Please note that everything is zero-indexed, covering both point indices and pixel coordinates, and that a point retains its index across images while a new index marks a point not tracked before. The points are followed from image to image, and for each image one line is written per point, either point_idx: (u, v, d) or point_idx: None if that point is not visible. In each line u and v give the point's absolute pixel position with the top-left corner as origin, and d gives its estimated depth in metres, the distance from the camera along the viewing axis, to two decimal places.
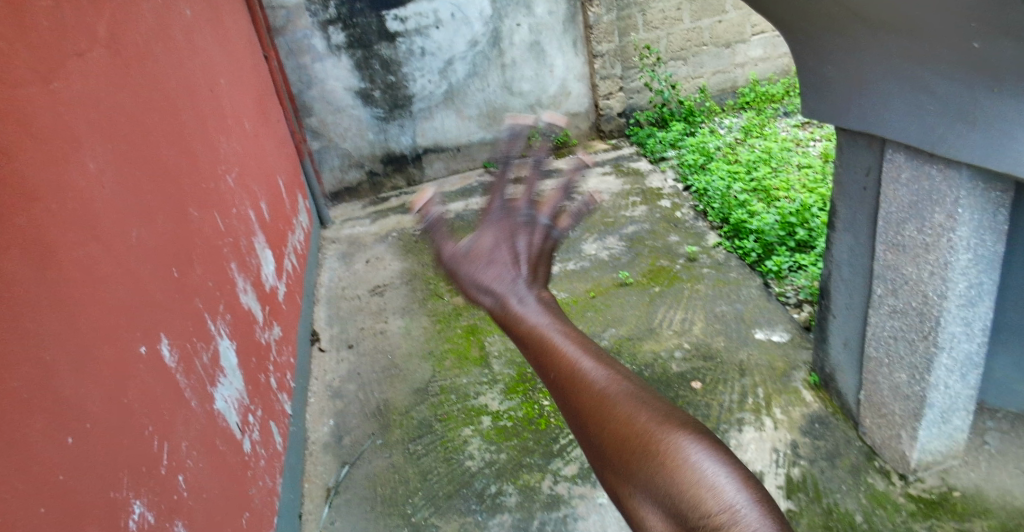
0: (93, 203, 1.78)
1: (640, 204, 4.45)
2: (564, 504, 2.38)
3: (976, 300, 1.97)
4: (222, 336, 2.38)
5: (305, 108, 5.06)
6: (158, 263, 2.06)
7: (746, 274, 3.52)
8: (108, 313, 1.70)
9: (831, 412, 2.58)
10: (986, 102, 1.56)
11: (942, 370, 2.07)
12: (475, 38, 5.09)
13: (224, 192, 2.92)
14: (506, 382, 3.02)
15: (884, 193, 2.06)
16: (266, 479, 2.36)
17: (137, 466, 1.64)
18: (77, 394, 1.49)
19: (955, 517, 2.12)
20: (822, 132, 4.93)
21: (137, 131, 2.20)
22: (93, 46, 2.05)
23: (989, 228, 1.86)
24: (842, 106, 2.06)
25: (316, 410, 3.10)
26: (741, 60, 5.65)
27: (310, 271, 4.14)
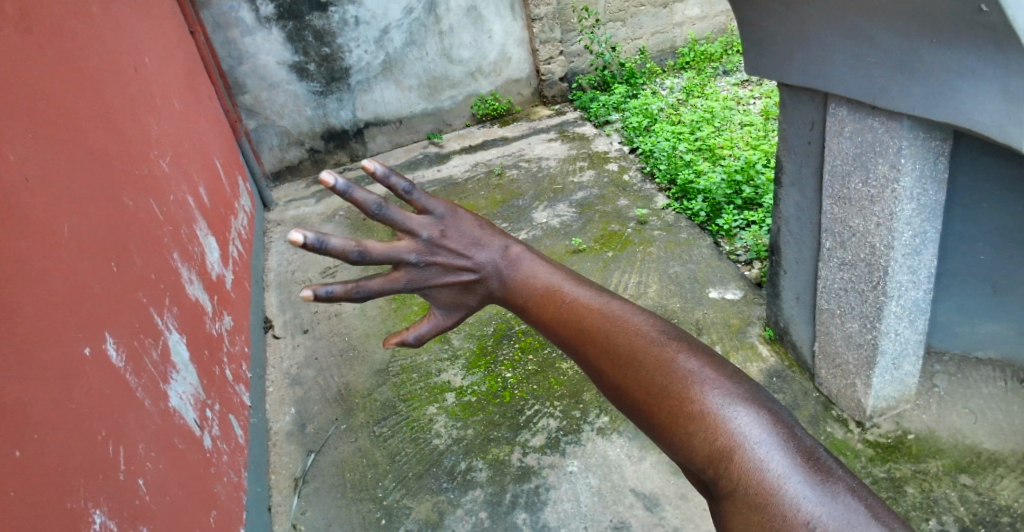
0: (17, 196, 1.66)
1: (588, 170, 4.45)
2: (535, 475, 2.40)
3: (920, 248, 2.04)
4: (171, 330, 2.28)
5: (237, 85, 4.84)
6: (95, 257, 1.95)
7: (696, 233, 3.57)
8: (45, 315, 1.59)
9: (787, 366, 2.66)
10: (926, 50, 1.60)
11: (892, 317, 2.15)
12: (410, 5, 4.94)
13: (159, 179, 2.77)
14: (468, 356, 3.00)
15: (829, 147, 2.10)
16: (230, 475, 2.30)
17: (93, 472, 1.56)
18: (21, 405, 1.40)
19: (910, 459, 2.23)
20: (762, 89, 5.00)
21: (60, 119, 2.05)
22: (4, 27, 1.89)
23: (930, 177, 1.91)
24: (785, 63, 2.07)
25: (276, 398, 3.02)
26: (679, 20, 5.66)
27: (257, 256, 4.01)
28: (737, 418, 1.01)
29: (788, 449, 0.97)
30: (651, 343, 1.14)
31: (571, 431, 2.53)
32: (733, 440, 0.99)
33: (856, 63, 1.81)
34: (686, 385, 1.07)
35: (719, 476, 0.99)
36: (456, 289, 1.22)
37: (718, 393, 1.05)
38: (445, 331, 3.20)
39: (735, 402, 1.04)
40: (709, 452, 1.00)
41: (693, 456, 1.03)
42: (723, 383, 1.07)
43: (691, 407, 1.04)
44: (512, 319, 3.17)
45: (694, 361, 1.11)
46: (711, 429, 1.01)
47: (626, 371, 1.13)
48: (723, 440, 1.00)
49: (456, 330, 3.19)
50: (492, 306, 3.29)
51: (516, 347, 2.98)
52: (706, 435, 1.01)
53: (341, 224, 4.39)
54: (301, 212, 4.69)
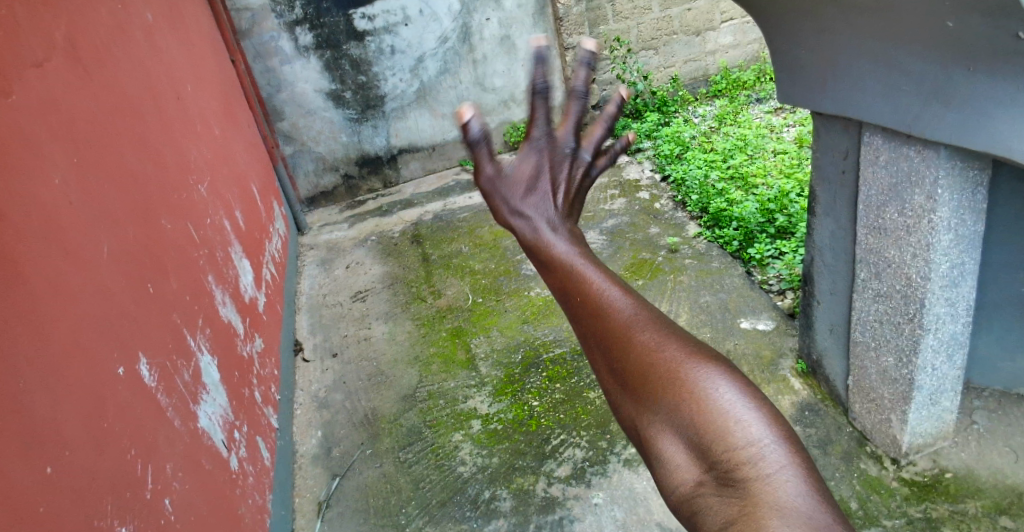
0: (60, 219, 1.73)
1: (618, 197, 4.45)
2: (559, 506, 2.37)
3: (959, 280, 1.99)
4: (203, 351, 2.33)
5: (276, 112, 4.99)
6: (132, 279, 2.00)
7: (728, 262, 3.53)
8: (82, 335, 1.64)
9: (820, 399, 2.60)
10: (963, 78, 1.57)
11: (929, 352, 2.08)
12: (445, 34, 5.04)
13: (197, 203, 2.85)
14: (495, 384, 2.99)
15: (863, 177, 2.07)
16: (256, 496, 2.32)
17: (121, 491, 1.59)
18: (53, 421, 1.44)
19: (948, 500, 2.14)
20: (797, 117, 4.96)
21: (104, 145, 2.13)
22: (54, 58, 1.99)
23: (969, 208, 1.87)
24: (816, 91, 2.06)
25: (303, 421, 3.05)
26: (712, 48, 5.67)
27: (290, 279, 4.08)
28: (753, 419, 0.84)
29: (804, 474, 0.80)
30: (666, 327, 0.96)
31: (596, 462, 2.49)
32: (744, 443, 0.81)
33: (891, 90, 1.79)
34: (699, 372, 0.89)
35: (717, 483, 0.81)
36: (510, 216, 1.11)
37: (732, 383, 0.87)
38: (472, 358, 3.20)
39: (751, 402, 0.86)
40: (715, 453, 0.82)
41: (693, 454, 0.84)
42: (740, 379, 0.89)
43: (700, 400, 0.86)
44: (540, 346, 3.16)
45: (708, 354, 0.93)
46: (721, 425, 0.83)
47: (628, 349, 0.94)
48: (731, 438, 0.82)
49: (483, 357, 3.19)
50: (520, 333, 3.29)
51: (543, 376, 2.96)
52: (710, 429, 0.84)
53: (373, 249, 4.45)
54: (333, 237, 4.77)
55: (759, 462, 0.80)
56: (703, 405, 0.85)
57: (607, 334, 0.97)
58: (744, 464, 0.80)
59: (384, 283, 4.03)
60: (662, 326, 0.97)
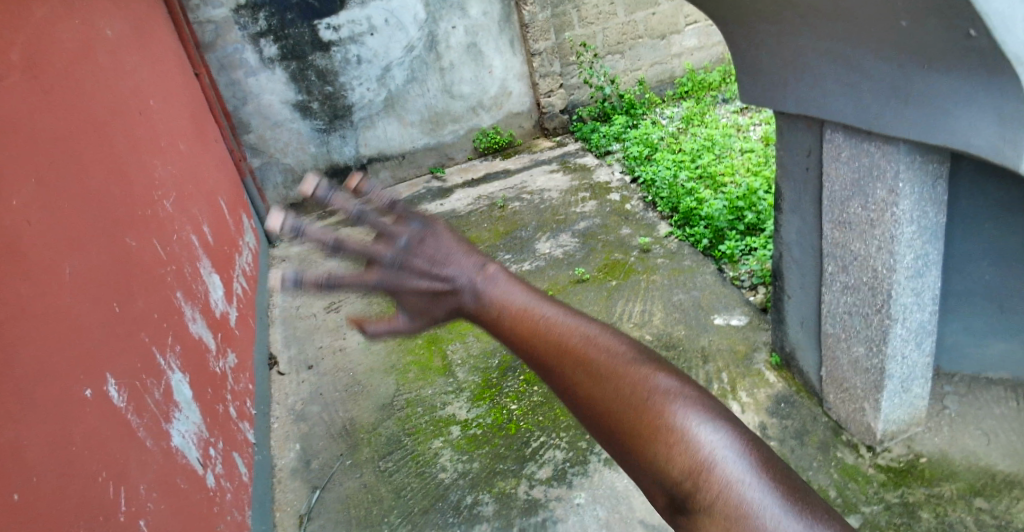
0: (20, 241, 1.68)
1: (589, 200, 4.48)
2: (541, 508, 2.36)
3: (923, 270, 2.04)
4: (174, 370, 2.28)
5: (241, 125, 4.92)
6: (98, 299, 1.96)
7: (699, 260, 3.57)
8: (46, 358, 1.60)
9: (795, 391, 2.64)
10: (916, 75, 1.62)
11: (898, 341, 2.13)
12: (411, 43, 5.03)
13: (163, 219, 2.80)
14: (473, 389, 2.98)
15: (826, 173, 2.11)
16: (234, 513, 2.27)
17: (93, 515, 1.55)
18: (19, 448, 1.39)
19: (924, 483, 2.19)
20: (761, 116, 5.05)
21: (64, 163, 2.08)
22: (10, 75, 1.94)
23: (930, 200, 1.92)
24: (778, 92, 2.10)
25: (281, 434, 3.01)
26: (677, 51, 5.75)
27: (262, 292, 4.02)
28: (718, 445, 0.91)
29: (769, 484, 0.89)
30: (623, 363, 0.99)
31: (577, 463, 2.50)
32: (711, 474, 0.89)
33: (849, 88, 1.83)
34: (664, 409, 0.94)
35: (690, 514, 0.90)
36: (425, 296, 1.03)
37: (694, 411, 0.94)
38: (449, 364, 3.18)
39: (715, 428, 0.93)
40: (684, 487, 0.90)
41: (664, 489, 0.92)
42: (701, 403, 0.96)
43: (668, 438, 0.92)
44: None
45: (670, 380, 0.98)
46: (692, 458, 0.90)
47: (591, 392, 0.98)
48: (698, 474, 0.89)
49: (460, 363, 3.18)
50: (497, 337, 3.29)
51: (521, 380, 2.97)
52: (680, 467, 0.90)
53: (346, 259, 4.41)
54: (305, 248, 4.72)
55: (727, 488, 0.88)
56: (673, 443, 0.92)
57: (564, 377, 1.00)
58: (712, 496, 0.88)
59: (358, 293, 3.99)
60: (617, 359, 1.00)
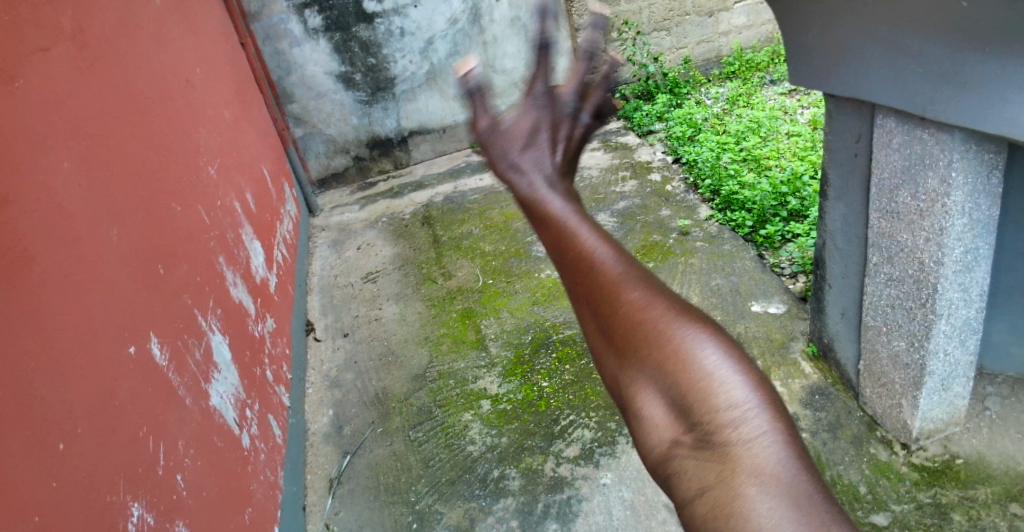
0: (69, 203, 1.74)
1: (630, 179, 4.42)
2: (567, 485, 2.38)
3: (973, 265, 1.97)
4: (214, 331, 2.35)
5: (286, 94, 4.98)
6: (142, 260, 2.02)
7: (740, 245, 3.50)
8: (93, 315, 1.66)
9: (830, 383, 2.59)
10: (976, 60, 1.55)
11: (941, 337, 2.07)
12: (455, 15, 4.99)
13: (207, 186, 2.86)
14: (504, 364, 3.01)
15: (875, 160, 2.04)
16: (267, 473, 2.35)
17: (134, 468, 1.62)
18: (67, 400, 1.47)
19: (958, 485, 2.13)
20: (811, 98, 4.89)
21: (113, 130, 2.14)
22: (59, 42, 1.99)
23: (983, 192, 1.85)
24: (828, 77, 2.02)
25: (315, 400, 3.09)
26: (724, 29, 5.59)
27: (301, 260, 4.11)
28: (745, 387, 0.77)
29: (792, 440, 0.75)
30: (658, 284, 0.86)
31: (605, 443, 2.51)
32: (736, 412, 0.75)
33: (903, 73, 1.76)
34: (691, 333, 0.80)
35: (700, 451, 0.75)
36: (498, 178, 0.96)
37: (718, 343, 0.79)
38: (482, 338, 3.22)
39: (741, 368, 0.78)
40: (698, 420, 0.75)
41: (672, 421, 0.77)
42: (736, 344, 0.81)
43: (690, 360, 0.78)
44: (550, 328, 3.16)
45: (700, 312, 0.84)
46: (713, 391, 0.76)
47: (615, 297, 0.84)
48: (719, 407, 0.75)
49: (493, 338, 3.20)
50: (530, 314, 3.30)
51: (553, 357, 2.97)
52: (699, 395, 0.76)
53: (384, 230, 4.47)
54: (344, 218, 4.79)
55: (745, 434, 0.74)
56: (695, 367, 0.77)
57: (590, 281, 0.86)
58: (732, 434, 0.74)
59: (395, 264, 4.04)
60: (649, 278, 0.86)
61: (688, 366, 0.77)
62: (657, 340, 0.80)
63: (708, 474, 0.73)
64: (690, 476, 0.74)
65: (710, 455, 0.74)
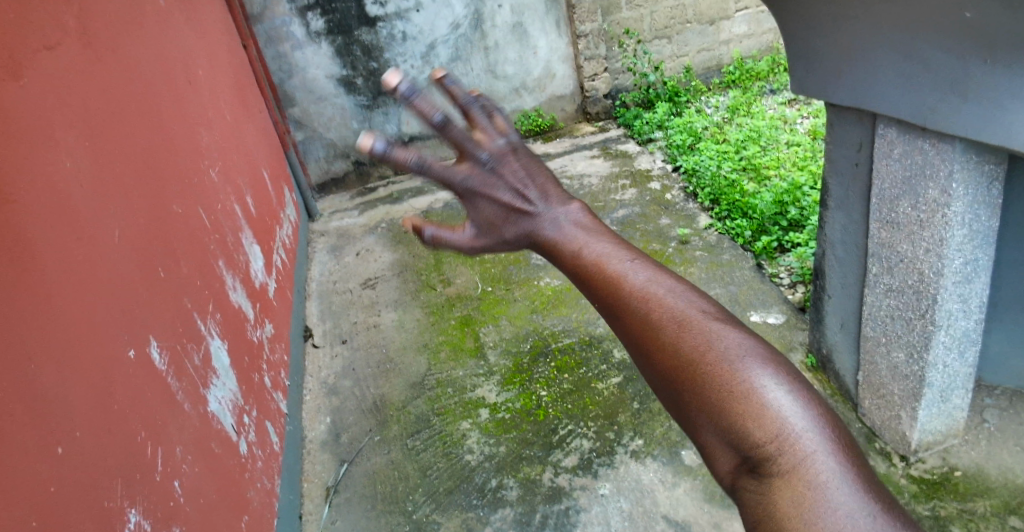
0: (72, 202, 1.74)
1: (630, 188, 4.43)
2: (566, 496, 2.38)
3: (972, 276, 1.97)
4: (212, 336, 2.35)
5: (287, 98, 4.99)
6: (143, 262, 2.02)
7: (739, 255, 3.51)
8: (94, 318, 1.66)
9: (830, 394, 2.58)
10: (979, 71, 1.56)
11: (940, 348, 2.07)
12: (457, 21, 5.01)
13: (208, 188, 2.86)
14: (503, 373, 3.00)
15: (877, 170, 2.04)
16: (264, 480, 2.34)
17: (132, 473, 1.61)
18: (66, 403, 1.46)
19: (957, 497, 2.13)
20: (811, 109, 4.90)
21: (117, 132, 2.14)
22: (64, 42, 1.99)
23: (983, 203, 1.86)
24: (830, 84, 2.03)
25: (312, 407, 3.08)
26: (725, 37, 5.61)
27: (300, 266, 4.10)
28: (795, 413, 0.88)
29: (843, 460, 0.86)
30: (701, 322, 0.98)
31: (604, 453, 2.50)
32: (785, 439, 0.87)
33: (906, 82, 1.76)
34: (740, 369, 0.92)
35: (758, 478, 0.88)
36: (502, 210, 1.11)
37: (762, 377, 0.92)
38: (481, 347, 3.21)
39: (791, 396, 0.90)
40: (753, 450, 0.88)
41: (731, 450, 0.90)
42: (785, 371, 0.93)
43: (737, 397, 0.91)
44: (548, 337, 3.16)
45: (743, 344, 0.96)
46: (765, 420, 0.89)
47: (665, 345, 0.98)
48: (769, 438, 0.88)
49: (492, 346, 3.20)
50: (529, 322, 3.30)
51: (551, 366, 2.97)
52: (749, 429, 0.89)
53: (383, 236, 4.47)
54: (344, 224, 4.79)
55: (798, 456, 0.86)
56: (746, 402, 0.90)
57: (645, 330, 1.00)
58: (782, 462, 0.86)
59: (393, 271, 4.04)
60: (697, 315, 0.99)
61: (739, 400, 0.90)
62: (705, 380, 0.94)
63: (766, 497, 0.86)
64: (751, 497, 0.88)
65: (765, 479, 0.87)
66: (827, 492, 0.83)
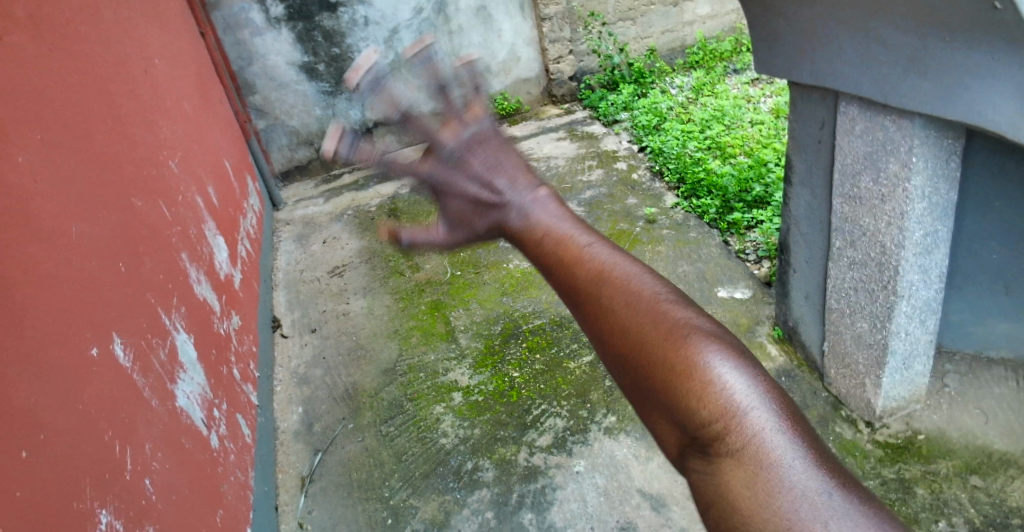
0: (26, 199, 1.67)
1: (596, 168, 4.44)
2: (541, 475, 2.39)
3: (932, 247, 2.02)
4: (179, 331, 2.29)
5: (247, 86, 4.87)
6: (103, 258, 1.95)
7: (705, 232, 3.55)
8: (55, 318, 1.61)
9: (796, 365, 2.64)
10: (938, 47, 1.58)
11: (902, 317, 2.13)
12: (420, 5, 4.95)
13: (169, 180, 2.79)
14: (475, 355, 3.00)
15: (839, 146, 2.07)
16: (237, 473, 2.31)
17: (101, 474, 1.57)
18: (29, 406, 1.41)
19: (920, 460, 2.21)
20: (773, 87, 4.96)
21: (71, 123, 2.07)
22: (12, 31, 1.91)
23: (942, 176, 1.90)
24: (793, 63, 2.05)
25: (284, 398, 3.04)
26: (690, 18, 5.62)
27: (266, 256, 4.03)
28: (745, 391, 0.91)
29: (794, 437, 0.88)
30: (657, 303, 0.99)
31: (577, 431, 2.52)
32: (735, 418, 0.89)
33: (866, 59, 1.79)
34: (692, 347, 0.93)
35: (709, 459, 0.90)
36: (470, 204, 1.15)
37: (718, 358, 0.93)
38: (452, 331, 3.20)
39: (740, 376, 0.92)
40: (707, 428, 0.90)
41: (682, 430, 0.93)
42: (737, 352, 0.94)
43: (686, 376, 0.92)
44: (519, 318, 3.16)
45: (699, 323, 0.97)
46: (717, 404, 0.90)
47: (614, 323, 1.00)
48: (719, 418, 0.90)
49: (463, 329, 3.19)
50: (499, 305, 3.30)
51: (523, 347, 2.98)
52: (699, 410, 0.91)
53: (350, 223, 4.41)
54: (309, 212, 4.71)
55: (748, 436, 0.88)
56: (695, 380, 0.91)
57: (595, 308, 1.02)
58: (734, 441, 0.88)
59: (361, 258, 3.99)
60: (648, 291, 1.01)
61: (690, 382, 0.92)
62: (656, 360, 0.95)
63: (718, 480, 0.88)
64: (704, 481, 0.90)
65: (718, 460, 0.89)
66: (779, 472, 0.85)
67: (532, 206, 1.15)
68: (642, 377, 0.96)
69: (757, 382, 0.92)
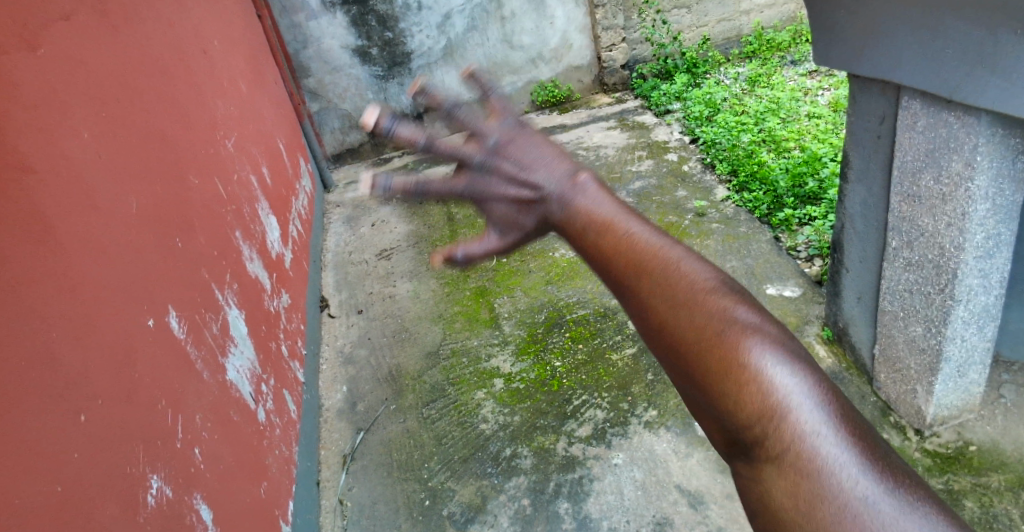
0: (93, 175, 1.77)
1: (645, 159, 4.39)
2: (579, 465, 2.41)
3: (993, 251, 1.94)
4: (230, 306, 2.38)
5: (301, 69, 4.97)
6: (160, 233, 2.04)
7: (755, 227, 3.47)
8: (114, 290, 1.69)
9: (844, 367, 2.58)
10: (1008, 40, 1.51)
11: (959, 323, 2.05)
12: None
13: (224, 160, 2.88)
14: (518, 343, 3.03)
15: (899, 142, 2.00)
16: (282, 448, 2.39)
17: (153, 441, 1.65)
18: (88, 372, 1.50)
19: (971, 472, 2.13)
20: (832, 80, 4.79)
21: (133, 104, 2.15)
22: (80, 12, 2.00)
23: (1007, 177, 1.82)
24: (853, 54, 1.98)
25: (329, 376, 3.13)
26: (746, 7, 5.44)
27: (316, 237, 4.13)
28: (793, 391, 0.85)
29: (847, 437, 0.83)
30: (711, 298, 0.92)
31: (617, 423, 2.52)
32: (783, 421, 0.83)
33: (930, 52, 1.72)
34: (738, 347, 0.87)
35: (754, 460, 0.86)
36: (513, 204, 1.02)
37: (771, 355, 0.87)
38: (496, 317, 3.23)
39: (795, 375, 0.86)
40: (750, 430, 0.85)
41: (727, 428, 0.88)
42: (787, 347, 0.89)
43: (734, 375, 0.86)
44: (563, 308, 3.17)
45: (751, 321, 0.90)
46: (765, 401, 0.85)
47: (664, 317, 0.92)
48: (767, 416, 0.84)
49: (507, 317, 3.22)
50: (544, 294, 3.30)
51: (566, 336, 2.99)
52: (748, 407, 0.85)
53: (399, 207, 4.47)
54: (358, 195, 4.80)
55: (801, 441, 0.82)
56: (743, 381, 0.86)
57: (647, 302, 0.94)
58: (779, 443, 0.83)
59: (408, 242, 4.05)
60: (704, 288, 0.93)
61: (741, 382, 0.86)
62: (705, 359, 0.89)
63: (759, 483, 0.86)
64: (747, 476, 0.87)
65: (764, 465, 0.85)
66: (827, 478, 0.80)
67: (573, 190, 1.02)
68: (692, 372, 0.90)
69: (809, 378, 0.86)
